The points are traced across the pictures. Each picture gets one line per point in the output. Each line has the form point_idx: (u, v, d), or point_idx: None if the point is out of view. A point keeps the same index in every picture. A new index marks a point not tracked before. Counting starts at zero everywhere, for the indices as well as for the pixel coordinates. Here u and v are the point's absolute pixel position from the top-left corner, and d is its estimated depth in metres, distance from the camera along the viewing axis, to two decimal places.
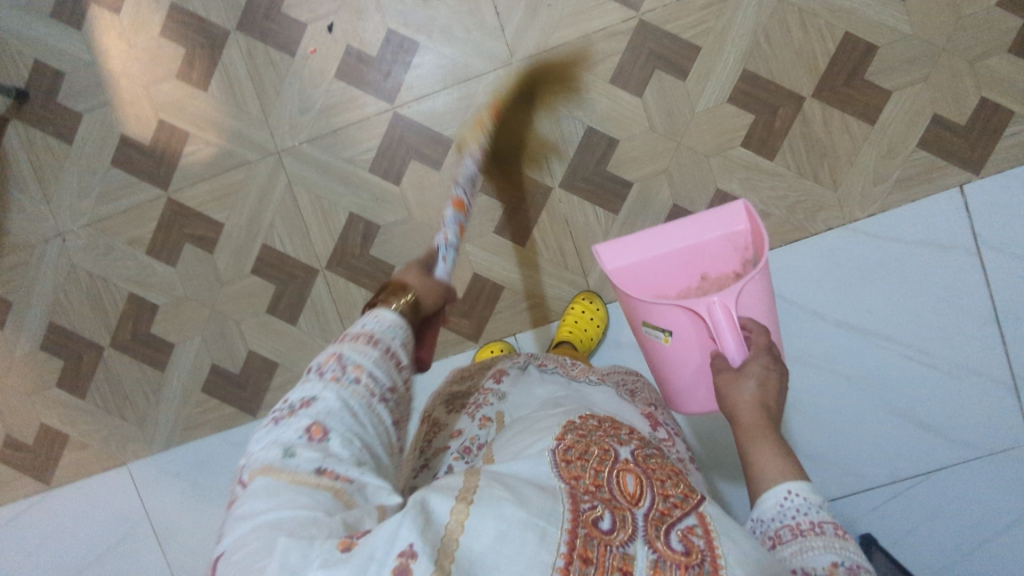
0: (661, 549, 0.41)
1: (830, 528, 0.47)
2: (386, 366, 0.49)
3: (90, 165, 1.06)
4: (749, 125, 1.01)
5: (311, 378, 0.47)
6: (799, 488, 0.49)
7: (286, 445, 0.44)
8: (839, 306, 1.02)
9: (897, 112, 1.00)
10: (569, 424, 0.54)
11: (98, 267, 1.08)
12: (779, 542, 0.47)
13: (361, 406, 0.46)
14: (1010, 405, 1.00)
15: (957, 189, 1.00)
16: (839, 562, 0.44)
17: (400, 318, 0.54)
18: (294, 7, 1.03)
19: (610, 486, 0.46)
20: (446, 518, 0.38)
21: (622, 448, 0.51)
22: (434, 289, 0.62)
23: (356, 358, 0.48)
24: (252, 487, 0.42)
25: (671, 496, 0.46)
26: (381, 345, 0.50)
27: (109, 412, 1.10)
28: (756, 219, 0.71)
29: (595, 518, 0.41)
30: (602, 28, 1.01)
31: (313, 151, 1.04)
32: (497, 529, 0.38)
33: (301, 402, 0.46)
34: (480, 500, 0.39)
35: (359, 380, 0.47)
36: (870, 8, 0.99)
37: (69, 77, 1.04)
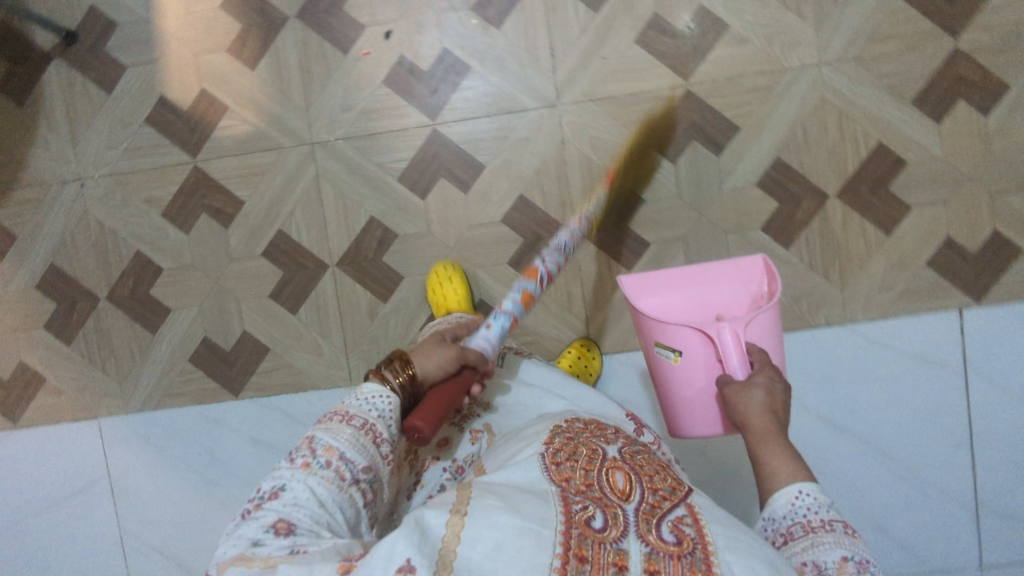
0: (654, 540, 0.55)
1: (840, 526, 0.60)
2: (358, 445, 0.65)
3: (123, 119, 1.06)
4: (771, 212, 1.04)
5: (285, 467, 0.63)
6: (809, 489, 0.62)
7: (258, 532, 0.58)
8: (825, 401, 1.05)
9: (914, 228, 1.03)
10: (557, 428, 0.71)
11: (112, 220, 1.08)
12: (792, 538, 0.61)
13: (328, 490, 0.61)
14: (965, 526, 1.04)
15: (955, 312, 1.03)
16: (846, 556, 0.57)
17: (384, 389, 0.68)
18: (356, 7, 1.03)
19: (600, 485, 0.61)
20: (442, 530, 0.53)
21: (609, 448, 0.67)
22: (444, 356, 0.73)
23: (327, 441, 0.64)
24: (227, 573, 0.55)
25: (659, 490, 0.62)
26: (354, 424, 0.66)
27: (91, 363, 1.10)
28: (773, 270, 0.80)
29: (588, 518, 0.56)
30: (650, 90, 1.03)
31: (347, 150, 1.05)
32: (494, 538, 0.52)
33: (272, 494, 0.61)
34: (472, 512, 0.54)
35: (329, 464, 0.63)
36: (909, 124, 1.02)
37: (121, 29, 1.05)
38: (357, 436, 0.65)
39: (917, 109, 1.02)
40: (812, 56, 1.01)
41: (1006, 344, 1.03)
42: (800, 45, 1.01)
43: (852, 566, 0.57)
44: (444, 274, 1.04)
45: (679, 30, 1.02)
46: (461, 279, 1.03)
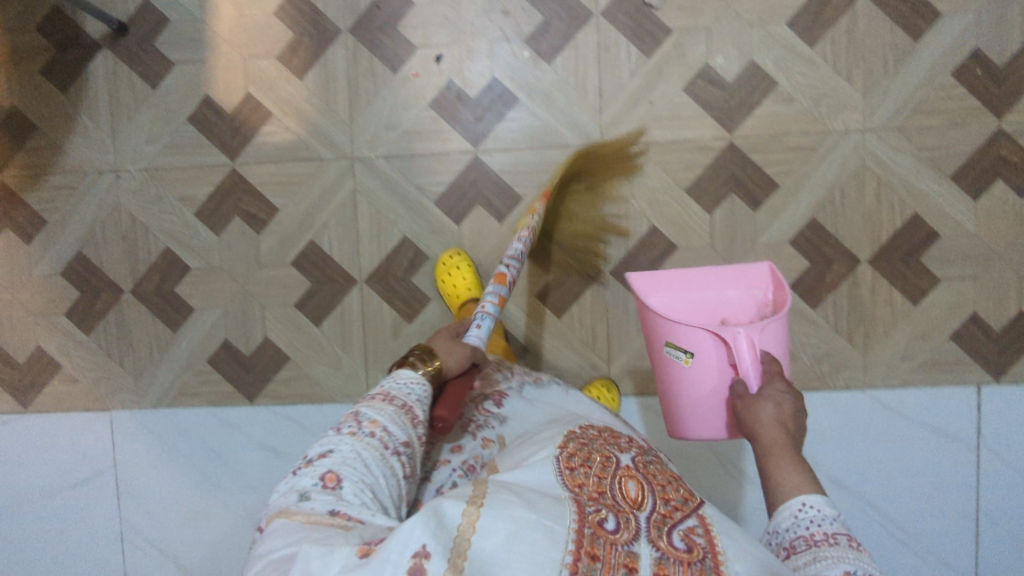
0: (664, 547, 0.52)
1: (844, 539, 0.56)
2: (399, 421, 0.63)
3: (166, 115, 1.06)
4: (801, 271, 1.05)
5: (332, 435, 0.62)
6: (812, 502, 0.60)
7: (306, 486, 0.57)
8: (834, 462, 1.07)
9: (941, 301, 1.04)
10: (571, 433, 0.68)
11: (144, 214, 1.07)
12: (795, 550, 0.58)
13: (372, 457, 0.60)
14: None
15: (974, 387, 1.05)
16: (849, 569, 0.52)
17: (416, 375, 0.70)
18: (410, 28, 1.03)
19: (614, 492, 0.58)
20: (458, 520, 0.47)
21: (623, 456, 0.64)
22: (458, 353, 0.75)
23: (371, 414, 0.63)
24: (273, 526, 0.54)
25: (671, 500, 0.58)
26: (395, 403, 0.65)
27: (110, 354, 1.10)
28: (780, 277, 0.81)
29: (601, 520, 0.52)
30: (694, 139, 1.03)
31: (387, 168, 1.05)
32: (507, 529, 0.47)
33: (319, 454, 0.60)
34: (489, 503, 0.49)
35: (373, 434, 0.61)
36: (946, 198, 1.03)
37: (173, 26, 1.04)
38: (398, 413, 0.64)
39: (956, 184, 1.03)
40: (857, 121, 1.02)
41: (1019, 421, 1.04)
42: (846, 109, 1.02)
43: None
44: (451, 263, 1.04)
45: (728, 82, 1.02)
46: (466, 267, 1.03)
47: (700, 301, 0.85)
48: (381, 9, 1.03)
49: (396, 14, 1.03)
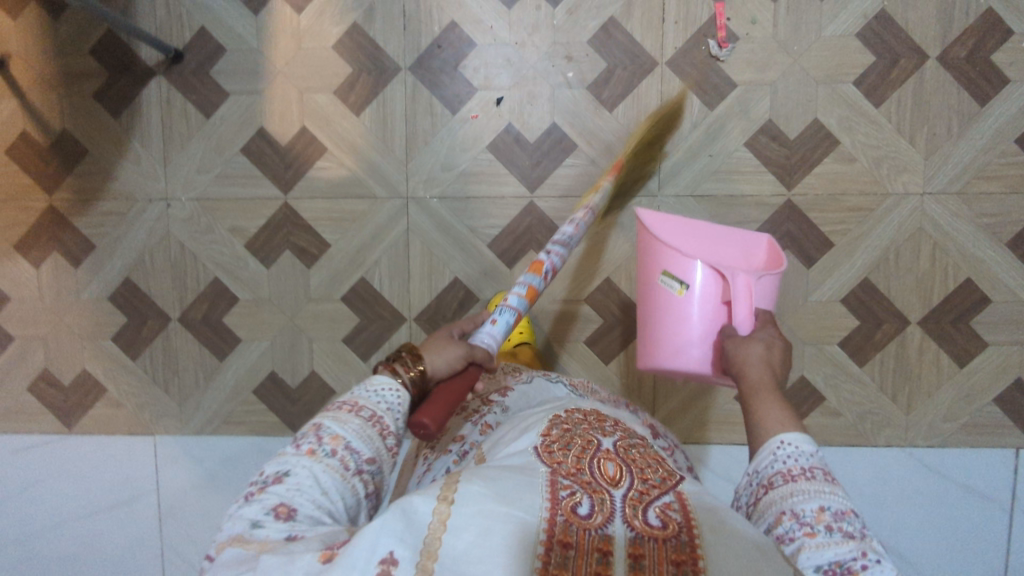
0: (640, 526, 0.45)
1: (821, 475, 0.54)
2: (369, 435, 0.52)
3: (219, 145, 1.05)
4: (850, 330, 1.05)
5: (287, 453, 0.50)
6: (791, 440, 0.58)
7: (256, 514, 0.47)
8: (870, 516, 1.08)
9: (988, 364, 1.05)
10: (556, 417, 0.59)
11: (194, 243, 1.07)
12: (771, 487, 0.55)
13: (335, 479, 0.49)
14: None
15: (1013, 449, 1.06)
16: (826, 507, 0.51)
17: (395, 382, 0.57)
18: (471, 69, 1.02)
19: (590, 471, 0.51)
20: (429, 517, 0.43)
21: (604, 439, 0.56)
22: (450, 353, 0.61)
23: (334, 429, 0.51)
24: (221, 560, 0.45)
25: (649, 479, 0.51)
26: (362, 414, 0.53)
27: (154, 381, 1.10)
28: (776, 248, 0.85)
29: (573, 504, 0.46)
30: (752, 195, 1.03)
31: (441, 208, 1.05)
32: (478, 525, 0.42)
33: (273, 477, 0.49)
34: (461, 500, 0.43)
35: (334, 453, 0.50)
36: (999, 263, 1.03)
37: (229, 55, 1.03)
38: (365, 427, 0.52)
39: (1010, 250, 1.03)
40: (915, 184, 1.02)
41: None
42: (905, 171, 1.02)
43: (829, 516, 0.50)
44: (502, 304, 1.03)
45: (790, 139, 1.02)
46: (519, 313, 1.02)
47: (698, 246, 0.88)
48: (442, 48, 1.02)
49: (458, 53, 1.02)
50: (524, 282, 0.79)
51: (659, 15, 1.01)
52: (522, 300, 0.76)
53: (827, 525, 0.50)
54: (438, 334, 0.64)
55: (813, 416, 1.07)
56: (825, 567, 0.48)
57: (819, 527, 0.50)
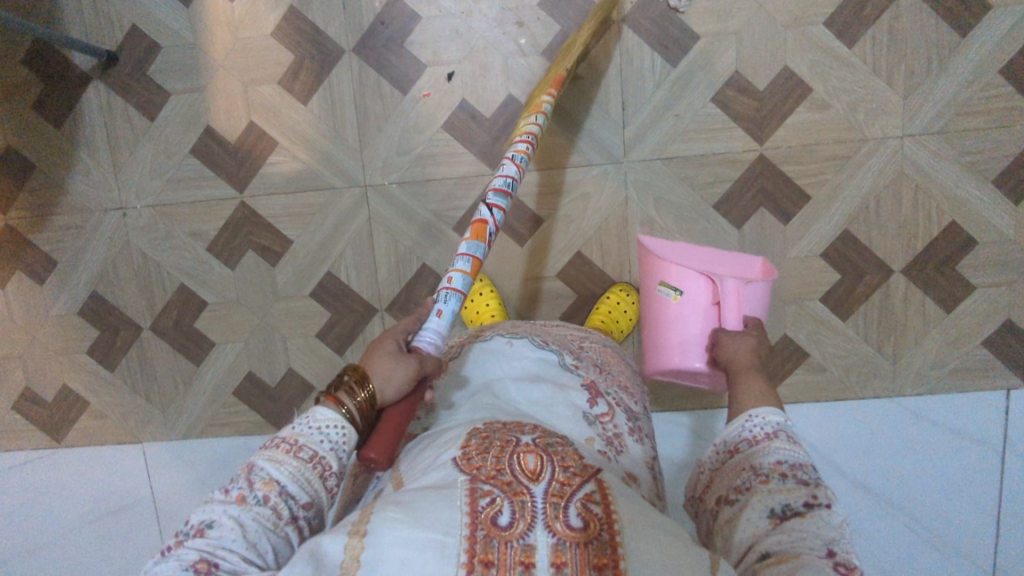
0: (561, 530, 0.41)
1: (784, 437, 0.55)
2: (305, 478, 0.49)
3: (167, 147, 1.01)
4: (832, 284, 1.02)
5: (214, 500, 0.48)
6: (759, 412, 0.58)
7: (176, 569, 0.44)
8: (858, 465, 1.06)
9: (975, 308, 1.02)
10: (473, 429, 0.53)
11: (155, 251, 1.05)
12: (738, 451, 0.56)
13: (263, 527, 0.47)
14: None
15: (1003, 391, 1.04)
16: (783, 461, 0.53)
17: (338, 416, 0.52)
18: (417, 45, 0.97)
19: (510, 469, 0.45)
20: (341, 555, 0.40)
21: (524, 435, 0.50)
22: (404, 375, 0.55)
23: (268, 472, 0.49)
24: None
25: (571, 466, 0.46)
26: (301, 456, 0.50)
27: (135, 390, 1.10)
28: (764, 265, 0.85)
29: (493, 514, 0.41)
30: (722, 153, 0.99)
31: (401, 194, 1.01)
32: (398, 556, 0.39)
33: (197, 528, 0.46)
34: (375, 529, 0.41)
35: (266, 500, 0.47)
36: (984, 203, 0.98)
37: (166, 52, 0.99)
38: (303, 470, 0.49)
39: (997, 188, 0.98)
40: (895, 127, 0.97)
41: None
42: (883, 114, 0.97)
43: (786, 468, 0.52)
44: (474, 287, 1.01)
45: (759, 90, 0.97)
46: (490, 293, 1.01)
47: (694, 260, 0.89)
48: (385, 25, 0.96)
49: (403, 29, 0.96)
50: (467, 255, 0.70)
51: None
52: (467, 279, 0.69)
53: (783, 474, 0.52)
54: (386, 344, 0.57)
55: (798, 373, 1.06)
56: (782, 510, 0.49)
57: (775, 476, 0.52)
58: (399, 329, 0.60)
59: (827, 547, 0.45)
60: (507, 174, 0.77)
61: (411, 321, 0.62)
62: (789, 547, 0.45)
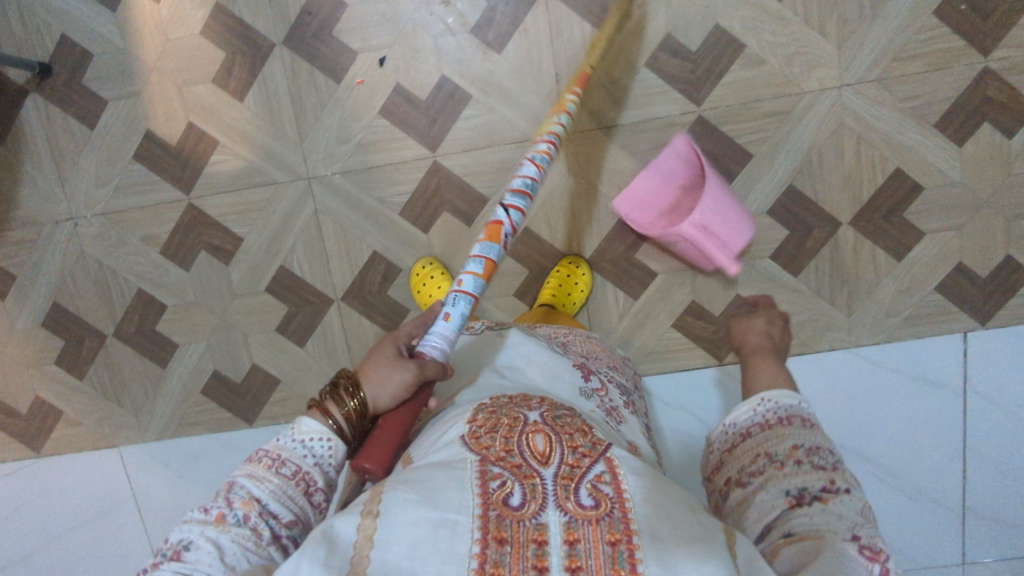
0: (573, 509, 0.42)
1: (799, 421, 0.56)
2: (286, 495, 0.49)
3: (110, 154, 1.02)
4: (781, 241, 1.02)
5: (193, 520, 0.47)
6: (770, 396, 0.59)
7: None
8: (824, 418, 1.06)
9: (926, 253, 1.02)
10: (480, 404, 0.54)
11: (110, 258, 1.06)
12: (749, 436, 0.56)
13: (244, 546, 0.46)
14: (952, 528, 1.04)
15: (960, 334, 1.04)
16: (799, 445, 0.53)
17: (325, 428, 0.52)
18: (347, 33, 0.97)
19: (519, 451, 0.46)
20: (353, 535, 0.41)
21: (531, 411, 0.51)
22: (397, 382, 0.55)
23: (248, 490, 0.48)
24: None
25: (579, 446, 0.47)
26: (283, 472, 0.50)
27: (106, 396, 1.11)
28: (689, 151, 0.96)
29: (504, 496, 0.43)
30: (661, 118, 0.98)
31: (345, 183, 1.01)
32: (410, 537, 0.40)
33: (177, 548, 0.45)
34: (386, 510, 0.41)
35: (247, 518, 0.47)
36: (928, 148, 0.98)
37: (98, 59, 0.99)
38: (286, 486, 0.49)
39: (939, 132, 0.98)
40: (832, 78, 0.96)
41: (1008, 361, 1.04)
42: (819, 66, 0.96)
43: (802, 452, 0.53)
44: (425, 273, 1.00)
45: (692, 51, 0.96)
46: (441, 275, 0.98)
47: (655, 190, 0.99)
48: (312, 14, 0.97)
49: (330, 18, 0.97)
50: (480, 257, 0.66)
51: None
52: (477, 283, 0.65)
53: (797, 460, 0.52)
54: (385, 349, 0.58)
55: None
56: (800, 494, 0.49)
57: (790, 462, 0.52)
58: (404, 335, 0.61)
59: (852, 532, 0.45)
60: (526, 175, 0.73)
61: (415, 324, 0.62)
62: (812, 526, 0.46)
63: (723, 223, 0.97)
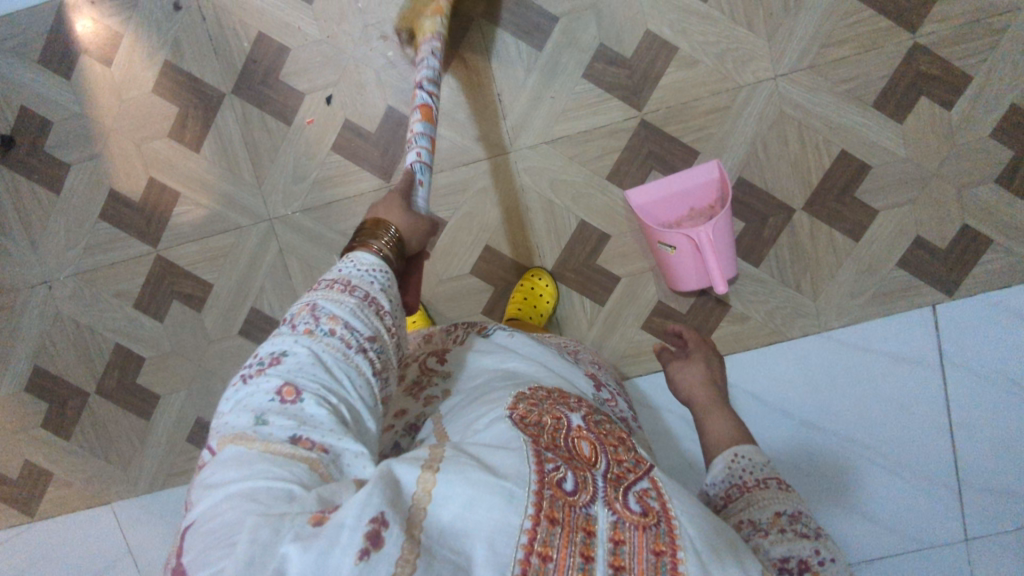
0: (620, 510, 0.40)
1: (776, 484, 0.51)
2: (364, 314, 0.47)
3: (78, 215, 1.05)
4: (738, 232, 1.03)
5: (282, 334, 0.45)
6: (744, 453, 0.55)
7: (258, 404, 0.41)
8: (807, 408, 1.03)
9: (883, 231, 1.02)
10: (519, 393, 0.52)
11: (86, 317, 1.07)
12: (730, 502, 0.52)
13: (336, 360, 0.44)
14: (951, 506, 1.01)
15: (929, 308, 1.02)
16: (782, 512, 0.49)
17: (380, 262, 0.52)
18: (292, 76, 1.01)
19: (568, 447, 0.44)
20: (412, 487, 0.36)
21: (573, 414, 0.50)
22: (423, 231, 0.62)
23: (331, 308, 0.46)
24: (222, 457, 0.38)
25: (625, 461, 0.45)
26: (356, 294, 0.48)
27: (94, 454, 1.09)
28: (722, 178, 0.95)
29: (559, 479, 0.40)
30: (604, 125, 1.01)
31: (305, 220, 1.03)
32: (466, 495, 0.36)
33: (272, 358, 0.44)
34: (445, 465, 0.37)
35: (333, 332, 0.45)
36: (869, 127, 1.00)
37: (59, 126, 1.03)
38: (362, 306, 0.47)
39: (877, 111, 1.00)
40: (765, 70, 0.99)
41: (981, 326, 1.01)
42: (751, 60, 1.00)
43: (786, 520, 0.48)
44: None
45: (627, 58, 1.00)
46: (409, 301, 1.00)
47: (671, 199, 1.00)
48: (258, 62, 1.01)
49: (275, 63, 1.01)
50: (425, 134, 0.74)
51: None
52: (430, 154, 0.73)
53: (780, 528, 0.48)
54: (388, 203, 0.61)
55: (722, 326, 1.05)
56: (786, 564, 0.46)
57: (773, 530, 0.47)
58: (402, 187, 0.65)
59: None
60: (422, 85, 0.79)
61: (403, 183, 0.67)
62: None
63: (723, 247, 0.96)
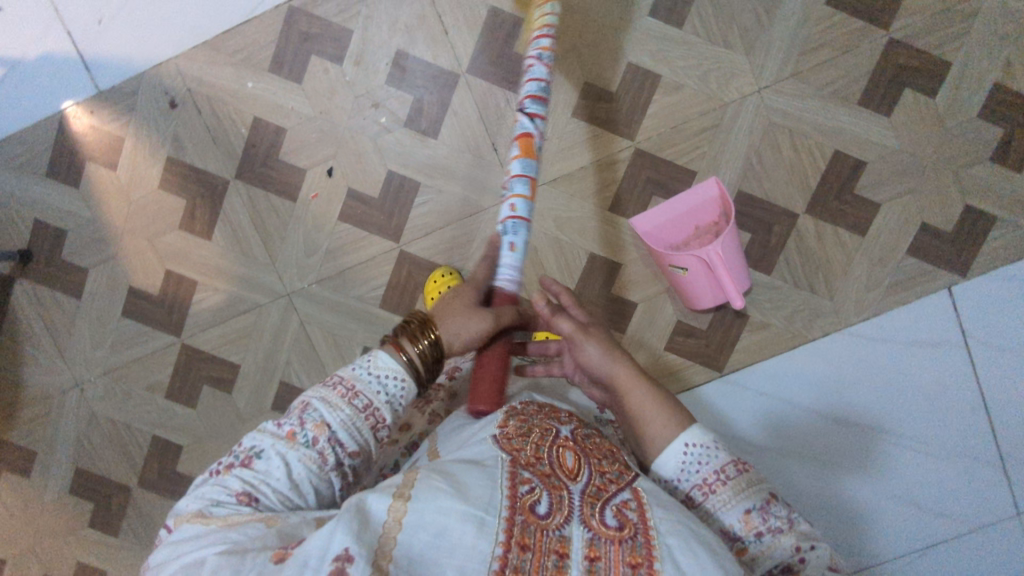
0: (595, 526, 0.46)
1: (734, 470, 0.55)
2: (354, 428, 0.54)
3: (102, 316, 1.08)
4: (746, 243, 1.04)
5: (268, 429, 0.54)
6: (694, 439, 0.56)
7: (222, 492, 0.51)
8: (840, 404, 1.04)
9: (888, 223, 1.03)
10: (511, 408, 0.56)
11: (120, 414, 1.09)
12: (695, 502, 0.55)
13: (305, 467, 0.52)
14: (996, 481, 1.01)
15: (945, 291, 1.03)
16: (750, 508, 0.53)
17: (397, 366, 0.56)
18: (292, 154, 1.04)
19: (549, 461, 0.50)
20: (384, 515, 0.42)
21: (562, 426, 0.54)
22: (477, 329, 0.63)
23: (320, 415, 0.53)
24: (184, 529, 0.49)
25: (607, 472, 0.50)
26: (355, 404, 0.54)
27: (143, 547, 1.09)
28: (725, 196, 0.96)
29: (532, 502, 0.45)
30: (597, 159, 1.03)
31: (322, 290, 1.05)
32: (438, 523, 0.42)
33: (248, 453, 0.53)
34: (417, 494, 0.43)
35: (314, 442, 0.53)
36: (858, 124, 1.02)
37: (72, 234, 1.06)
38: (355, 419, 0.54)
39: (864, 110, 1.02)
40: (749, 84, 1.02)
41: (996, 301, 1.02)
42: (733, 77, 1.02)
43: (756, 517, 0.53)
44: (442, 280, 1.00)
45: (612, 92, 1.02)
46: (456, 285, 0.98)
47: (677, 219, 1.01)
48: (256, 146, 1.04)
49: (273, 145, 1.04)
50: (523, 177, 0.74)
51: (439, 31, 1.03)
52: (528, 206, 0.73)
53: (757, 531, 0.53)
54: (453, 302, 0.64)
55: (743, 336, 1.05)
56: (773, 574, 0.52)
57: (751, 536, 0.53)
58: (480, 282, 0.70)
59: None
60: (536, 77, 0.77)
61: (486, 268, 0.71)
62: None
63: (734, 263, 0.98)
